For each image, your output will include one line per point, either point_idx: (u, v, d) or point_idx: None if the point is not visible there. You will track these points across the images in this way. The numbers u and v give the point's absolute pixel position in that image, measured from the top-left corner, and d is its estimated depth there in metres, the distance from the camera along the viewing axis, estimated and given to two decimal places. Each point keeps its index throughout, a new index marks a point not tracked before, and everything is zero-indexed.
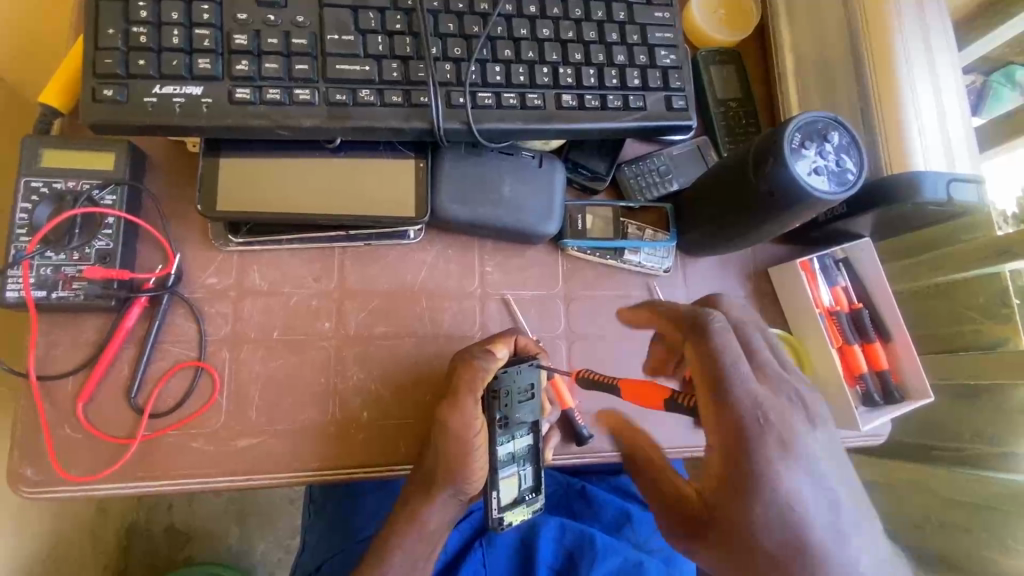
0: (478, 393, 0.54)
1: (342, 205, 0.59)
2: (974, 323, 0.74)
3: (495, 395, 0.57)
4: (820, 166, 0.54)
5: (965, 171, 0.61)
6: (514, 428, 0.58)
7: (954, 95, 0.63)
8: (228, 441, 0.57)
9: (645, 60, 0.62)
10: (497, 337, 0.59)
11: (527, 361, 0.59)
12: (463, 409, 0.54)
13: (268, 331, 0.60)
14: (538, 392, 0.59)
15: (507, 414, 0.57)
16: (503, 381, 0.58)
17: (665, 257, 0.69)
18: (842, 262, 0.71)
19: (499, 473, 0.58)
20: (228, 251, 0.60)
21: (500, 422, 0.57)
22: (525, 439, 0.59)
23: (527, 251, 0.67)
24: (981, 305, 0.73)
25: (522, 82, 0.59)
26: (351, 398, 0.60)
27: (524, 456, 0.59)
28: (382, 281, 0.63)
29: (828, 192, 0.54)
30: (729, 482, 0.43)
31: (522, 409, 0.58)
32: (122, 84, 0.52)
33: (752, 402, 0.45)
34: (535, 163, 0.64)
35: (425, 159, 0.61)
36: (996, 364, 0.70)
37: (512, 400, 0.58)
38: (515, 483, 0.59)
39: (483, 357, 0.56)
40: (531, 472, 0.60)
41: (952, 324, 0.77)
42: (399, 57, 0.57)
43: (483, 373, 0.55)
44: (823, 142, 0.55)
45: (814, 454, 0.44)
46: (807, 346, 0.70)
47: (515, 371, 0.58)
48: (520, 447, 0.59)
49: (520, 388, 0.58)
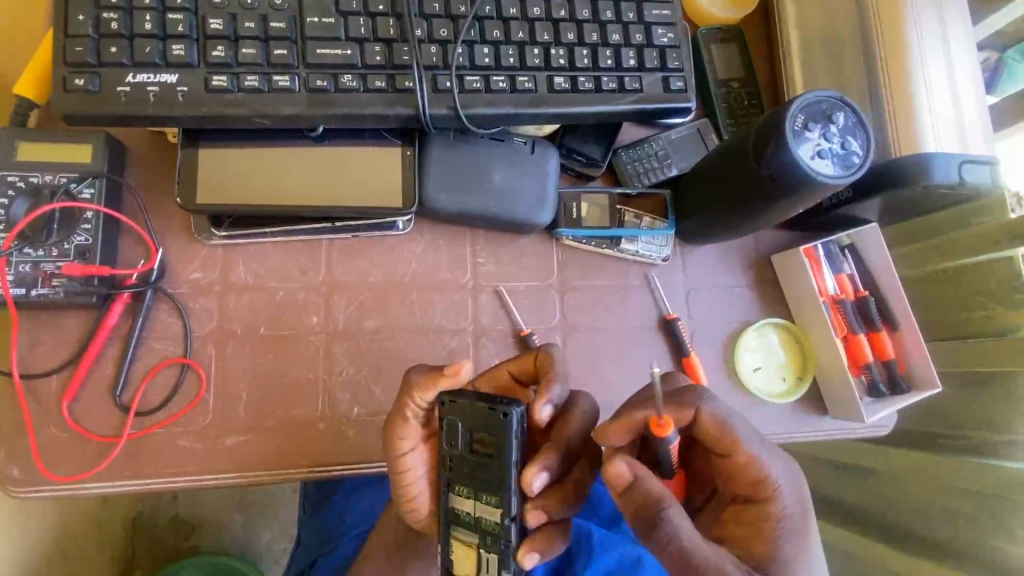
0: (409, 416, 0.52)
1: (326, 198, 0.57)
2: (984, 309, 0.72)
3: (439, 427, 0.50)
4: (824, 149, 0.51)
5: (977, 152, 0.58)
6: (473, 488, 0.50)
7: (967, 70, 0.60)
8: (216, 438, 0.56)
9: (641, 40, 0.60)
10: (515, 359, 0.55)
11: (485, 404, 0.48)
12: (394, 436, 0.52)
13: (254, 326, 0.58)
14: (501, 451, 0.48)
15: (452, 458, 0.50)
16: (444, 417, 0.50)
17: (663, 246, 0.67)
18: (847, 248, 0.69)
19: (446, 529, 0.51)
20: (212, 245, 0.59)
21: (446, 464, 0.50)
22: (491, 510, 0.50)
23: (520, 241, 0.65)
24: (991, 290, 0.71)
25: (512, 64, 0.57)
26: (340, 393, 0.58)
27: (487, 530, 0.50)
28: (371, 273, 0.61)
29: (834, 175, 0.51)
30: None
31: (476, 460, 0.49)
32: (94, 74, 0.50)
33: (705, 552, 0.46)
34: (528, 149, 0.62)
35: (411, 147, 0.59)
36: None
37: (457, 438, 0.49)
38: (475, 558, 0.51)
39: (416, 376, 0.51)
40: (496, 562, 0.50)
41: (960, 312, 0.75)
42: (382, 40, 0.54)
43: (411, 390, 0.51)
44: (829, 123, 0.51)
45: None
46: (807, 333, 0.68)
47: (458, 407, 0.49)
48: (485, 514, 0.50)
49: (482, 437, 0.49)
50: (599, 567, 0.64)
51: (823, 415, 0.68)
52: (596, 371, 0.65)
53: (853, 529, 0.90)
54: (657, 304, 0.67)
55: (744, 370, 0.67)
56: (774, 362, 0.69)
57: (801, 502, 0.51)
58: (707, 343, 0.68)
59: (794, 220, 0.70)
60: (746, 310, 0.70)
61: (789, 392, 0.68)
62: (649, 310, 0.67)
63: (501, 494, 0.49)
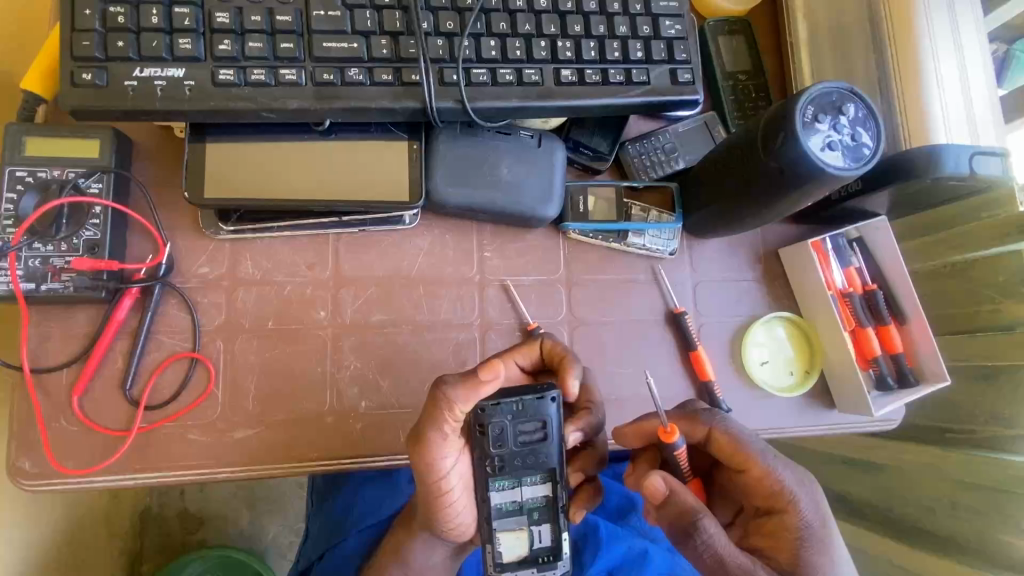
0: (444, 429, 0.49)
1: (334, 191, 0.57)
2: (991, 302, 0.72)
3: (484, 432, 0.50)
4: (834, 141, 0.50)
5: (989, 143, 0.57)
6: (520, 476, 0.52)
7: (977, 61, 0.59)
8: (225, 432, 0.56)
9: (649, 31, 0.60)
10: (521, 346, 0.56)
11: (532, 394, 0.50)
12: (430, 449, 0.49)
13: (262, 320, 0.58)
14: (551, 430, 0.51)
15: (502, 457, 0.51)
16: (489, 417, 0.50)
17: (670, 240, 0.67)
18: (855, 241, 0.69)
19: (495, 525, 0.52)
20: (220, 239, 0.59)
21: (495, 464, 0.51)
22: (541, 487, 0.53)
23: (527, 235, 0.65)
24: (1000, 283, 0.71)
25: (519, 57, 0.57)
26: (348, 387, 0.59)
27: (536, 508, 0.53)
28: (377, 268, 0.61)
29: (843, 168, 0.50)
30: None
31: (523, 451, 0.51)
32: (102, 68, 0.50)
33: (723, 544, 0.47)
34: (534, 142, 0.62)
35: (418, 141, 0.58)
36: None
37: (504, 437, 0.50)
38: (526, 537, 0.53)
39: (453, 390, 0.48)
40: (550, 529, 0.53)
41: (968, 304, 0.75)
42: (389, 33, 0.54)
43: (449, 405, 0.48)
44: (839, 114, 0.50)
45: None
46: (815, 328, 0.68)
47: (505, 405, 0.50)
48: (534, 495, 0.53)
49: (528, 425, 0.51)
50: (605, 561, 0.65)
51: (830, 408, 0.68)
52: (603, 364, 0.65)
53: (861, 524, 0.90)
54: (665, 298, 0.67)
55: (751, 364, 0.67)
56: (782, 355, 0.68)
57: (822, 514, 0.52)
58: (715, 337, 0.68)
59: (802, 213, 0.70)
60: (753, 302, 0.69)
61: (798, 386, 0.68)
62: (657, 303, 0.67)
63: (552, 470, 0.52)
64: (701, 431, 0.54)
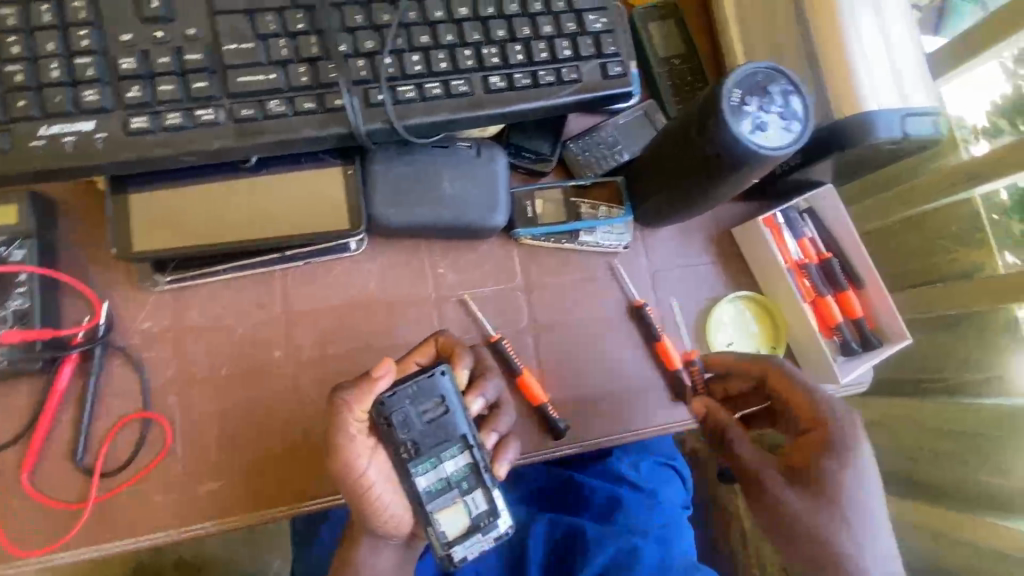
0: (351, 429, 0.53)
1: (273, 227, 0.55)
2: (950, 252, 0.76)
3: (390, 422, 0.54)
4: (763, 121, 0.48)
5: (919, 104, 0.57)
6: (436, 453, 0.55)
7: (899, 23, 0.59)
8: (190, 488, 0.54)
9: (574, 28, 0.59)
10: (416, 347, 0.58)
11: (422, 375, 0.55)
12: (345, 451, 0.52)
13: (214, 369, 0.56)
14: (449, 402, 0.55)
15: (412, 440, 0.54)
16: (391, 407, 0.54)
17: (623, 233, 0.67)
18: (806, 212, 0.70)
19: (429, 506, 0.54)
20: (159, 291, 0.57)
21: (410, 449, 0.55)
22: (460, 457, 0.56)
23: (480, 247, 0.64)
24: (954, 233, 0.75)
25: (445, 69, 0.56)
26: (313, 425, 0.57)
27: (463, 476, 0.55)
28: (330, 297, 0.59)
29: (772, 147, 0.48)
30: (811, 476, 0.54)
31: (430, 430, 0.55)
32: (4, 131, 0.48)
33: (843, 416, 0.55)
34: (473, 152, 0.60)
35: (353, 166, 0.57)
36: (969, 292, 0.70)
37: (409, 421, 0.55)
38: (462, 509, 0.55)
39: (349, 391, 0.53)
40: (482, 494, 0.55)
41: (929, 256, 0.79)
42: (306, 60, 0.52)
43: (348, 405, 0.53)
44: (767, 94, 0.48)
45: (863, 451, 0.55)
46: (778, 303, 0.69)
47: (399, 393, 0.55)
48: (458, 466, 0.55)
49: (427, 402, 0.55)
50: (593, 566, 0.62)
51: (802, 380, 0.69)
52: (572, 364, 0.65)
53: None
54: (625, 291, 0.67)
55: (717, 345, 0.68)
56: (746, 333, 0.69)
57: (859, 448, 0.54)
58: (677, 324, 0.68)
59: (751, 190, 0.70)
60: (710, 285, 0.70)
61: None
62: (618, 298, 0.67)
63: (465, 438, 0.55)
64: (758, 364, 0.61)
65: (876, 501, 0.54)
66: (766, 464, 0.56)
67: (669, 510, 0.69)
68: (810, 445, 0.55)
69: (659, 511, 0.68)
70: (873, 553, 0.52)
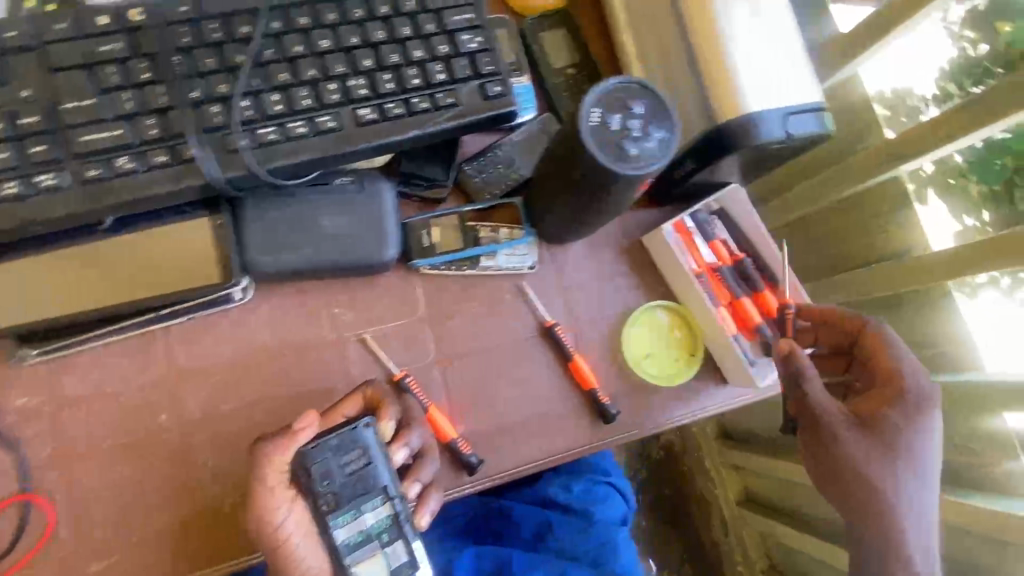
0: (270, 481, 0.52)
1: (140, 288, 0.53)
2: (881, 230, 0.87)
3: (309, 474, 0.52)
4: (624, 140, 0.46)
5: (801, 100, 0.56)
6: (358, 503, 0.53)
7: (775, 18, 0.58)
8: (79, 567, 0.52)
9: (447, 50, 0.57)
10: (345, 398, 0.57)
11: (346, 426, 0.54)
12: (261, 504, 0.51)
13: (98, 440, 0.54)
14: (372, 453, 0.54)
15: (331, 492, 0.52)
16: (310, 460, 0.52)
17: (526, 254, 0.65)
18: (716, 213, 0.68)
19: (346, 560, 0.52)
20: (30, 365, 0.54)
21: (329, 501, 0.52)
22: (384, 507, 0.54)
23: (378, 282, 0.62)
24: (884, 213, 0.87)
25: (308, 106, 0.53)
26: (208, 487, 0.55)
27: (383, 529, 0.53)
28: (217, 353, 0.57)
29: (633, 167, 0.46)
30: (884, 427, 0.54)
31: (350, 480, 0.53)
32: None
33: (913, 373, 0.56)
34: (355, 187, 0.58)
35: (221, 215, 0.54)
36: (899, 270, 0.77)
37: (330, 473, 0.53)
38: (381, 562, 0.53)
39: (271, 443, 0.52)
40: (402, 545, 0.53)
41: (865, 237, 0.90)
42: (155, 111, 0.50)
43: (268, 457, 0.51)
44: (629, 112, 0.46)
45: (936, 413, 0.55)
46: (691, 309, 0.67)
47: (321, 444, 0.53)
48: (378, 518, 0.53)
49: (351, 453, 0.53)
50: None
51: (725, 384, 0.68)
52: (485, 394, 0.63)
53: None
54: (536, 313, 0.65)
55: (635, 359, 0.66)
56: (664, 344, 0.67)
57: (934, 402, 0.55)
58: (591, 341, 0.67)
59: (658, 195, 0.68)
60: (626, 297, 0.68)
61: (684, 371, 0.67)
62: (529, 320, 0.65)
63: (387, 488, 0.54)
64: (857, 326, 0.60)
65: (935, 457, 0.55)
66: (833, 407, 0.55)
67: (603, 528, 0.68)
68: (887, 389, 0.56)
69: (594, 530, 0.68)
70: (916, 506, 0.54)
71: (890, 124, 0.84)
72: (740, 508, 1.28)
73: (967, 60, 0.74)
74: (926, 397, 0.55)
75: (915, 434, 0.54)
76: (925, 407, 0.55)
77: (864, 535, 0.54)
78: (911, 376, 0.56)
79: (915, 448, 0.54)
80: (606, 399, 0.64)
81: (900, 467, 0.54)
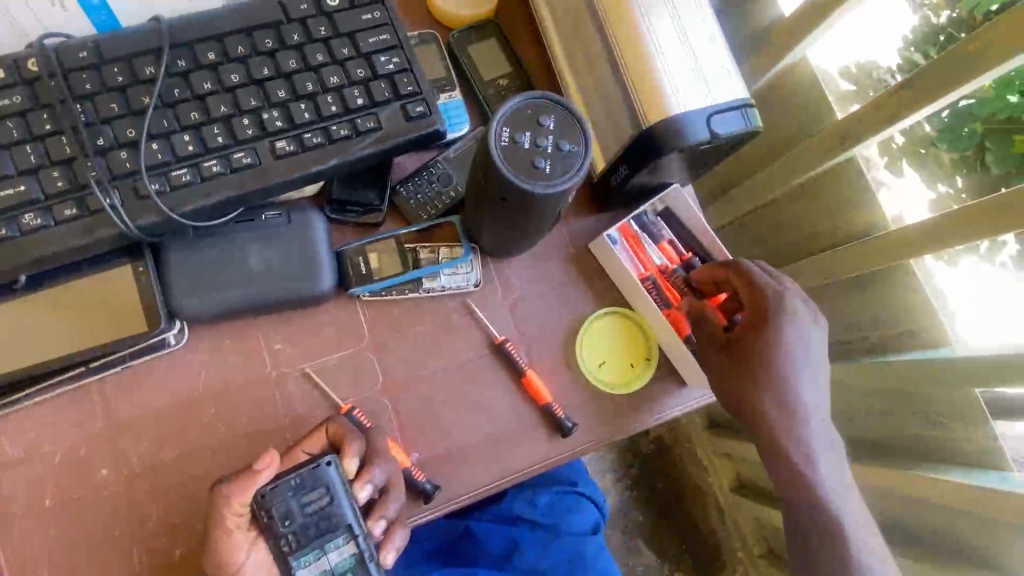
0: (229, 524, 0.51)
1: (67, 343, 0.52)
2: (844, 215, 0.82)
3: (270, 516, 0.51)
4: (537, 156, 0.47)
5: (726, 98, 0.56)
6: (321, 543, 0.52)
7: (695, 17, 0.58)
8: None
9: (364, 73, 0.56)
10: (307, 435, 0.55)
11: (308, 465, 0.52)
12: (221, 547, 0.51)
13: (37, 501, 0.53)
14: (335, 492, 0.52)
15: (293, 532, 0.51)
16: (271, 501, 0.51)
17: (470, 272, 0.64)
18: (662, 213, 0.67)
19: None
20: None
21: (291, 541, 0.51)
22: (347, 547, 0.52)
23: (318, 313, 0.61)
24: (844, 195, 0.82)
25: (222, 143, 0.52)
26: (155, 540, 0.54)
27: (346, 569, 0.52)
28: (155, 402, 0.56)
29: (547, 182, 0.47)
30: (756, 350, 0.59)
31: (311, 520, 0.52)
32: None
33: (764, 294, 0.60)
34: (284, 221, 0.57)
35: (144, 261, 0.54)
36: (865, 254, 0.73)
37: (291, 513, 0.51)
38: None
39: (228, 484, 0.51)
40: None
41: (825, 223, 0.85)
42: (61, 162, 0.49)
43: (228, 500, 0.51)
44: (539, 128, 0.48)
45: (794, 323, 0.60)
46: (643, 315, 0.67)
47: (282, 485, 0.51)
48: (341, 557, 0.52)
49: (313, 492, 0.52)
50: None
51: (685, 387, 0.67)
52: (437, 419, 0.61)
53: None
54: (485, 331, 0.64)
55: (589, 369, 0.65)
56: (617, 352, 0.66)
57: (791, 312, 0.60)
58: (544, 355, 0.65)
59: (601, 200, 0.67)
60: (577, 306, 0.67)
61: (640, 378, 0.66)
62: (478, 339, 0.64)
63: (350, 527, 0.52)
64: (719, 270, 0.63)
65: (812, 356, 0.60)
66: (713, 350, 0.61)
67: (569, 542, 0.69)
68: (751, 313, 0.60)
69: (559, 544, 0.69)
70: (810, 410, 0.60)
71: (857, 98, 0.80)
72: (735, 495, 1.23)
73: (930, 27, 0.77)
74: (781, 311, 0.59)
75: (781, 349, 0.59)
76: (782, 320, 0.59)
77: (775, 460, 0.60)
78: (768, 294, 0.60)
79: (790, 362, 0.59)
80: (563, 412, 0.63)
81: (779, 382, 0.59)
